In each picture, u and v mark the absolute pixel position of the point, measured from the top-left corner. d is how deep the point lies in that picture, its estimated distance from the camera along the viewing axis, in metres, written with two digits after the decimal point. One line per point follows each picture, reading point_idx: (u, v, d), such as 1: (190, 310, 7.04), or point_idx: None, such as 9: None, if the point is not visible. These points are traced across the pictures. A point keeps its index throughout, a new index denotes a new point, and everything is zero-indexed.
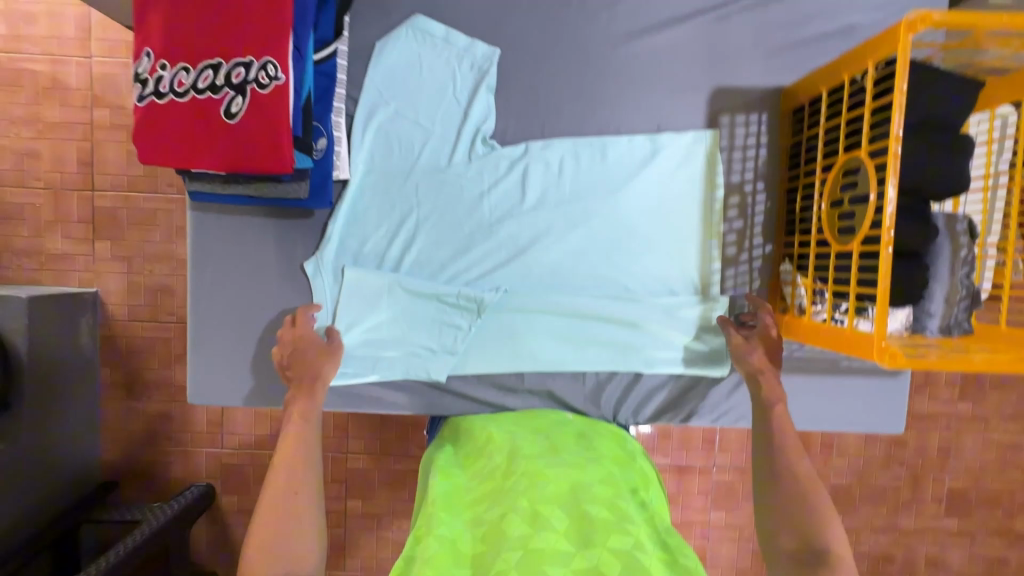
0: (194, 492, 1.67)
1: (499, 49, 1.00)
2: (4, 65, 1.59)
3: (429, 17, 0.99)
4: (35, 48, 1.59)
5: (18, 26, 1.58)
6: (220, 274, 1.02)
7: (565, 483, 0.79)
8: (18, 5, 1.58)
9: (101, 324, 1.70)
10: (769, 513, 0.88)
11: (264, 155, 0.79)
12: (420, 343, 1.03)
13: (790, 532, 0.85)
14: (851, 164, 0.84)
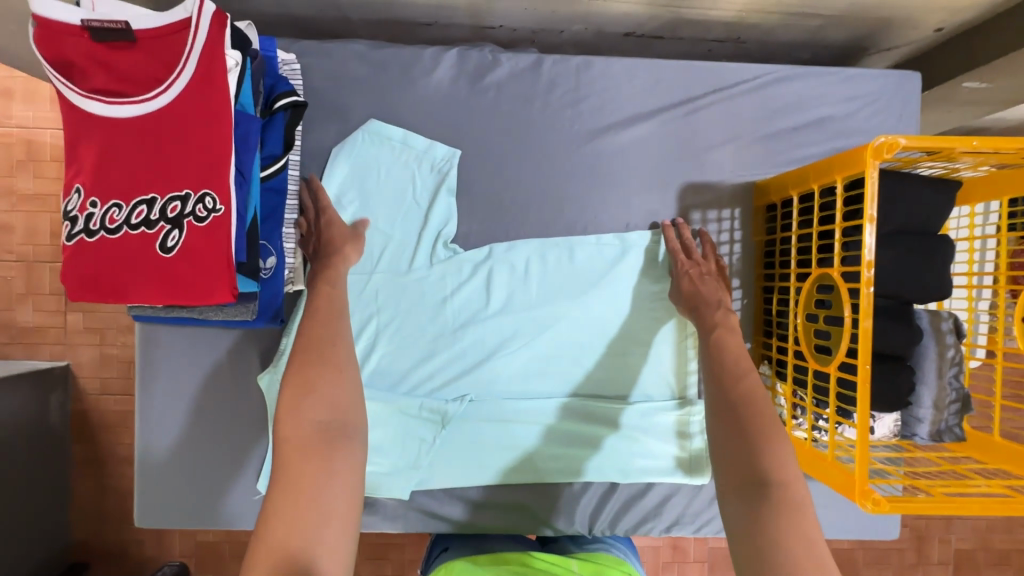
0: (166, 572, 1.61)
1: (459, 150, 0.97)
2: None
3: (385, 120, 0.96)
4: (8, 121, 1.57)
5: None
6: (170, 387, 0.96)
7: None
8: None
9: (72, 398, 1.65)
10: (722, 447, 0.74)
11: (204, 288, 0.75)
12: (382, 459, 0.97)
13: (735, 459, 0.72)
14: (824, 279, 0.79)
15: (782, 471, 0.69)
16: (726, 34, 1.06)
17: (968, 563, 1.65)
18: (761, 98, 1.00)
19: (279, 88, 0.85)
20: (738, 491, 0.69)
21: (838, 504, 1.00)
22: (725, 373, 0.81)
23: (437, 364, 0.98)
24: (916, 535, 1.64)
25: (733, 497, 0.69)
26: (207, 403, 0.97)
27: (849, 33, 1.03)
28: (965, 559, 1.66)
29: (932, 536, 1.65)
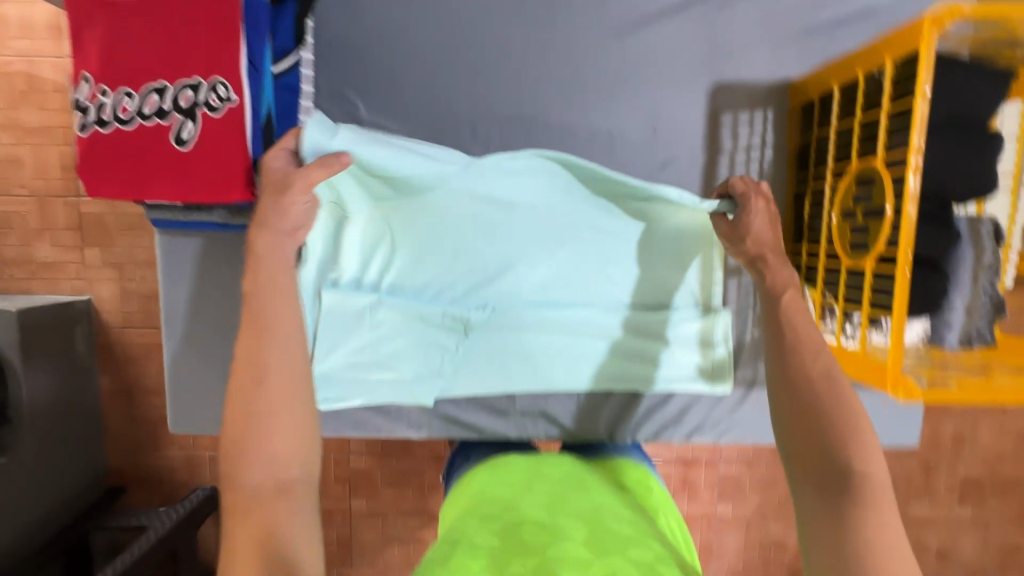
0: (199, 494, 1.70)
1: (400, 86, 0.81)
2: None
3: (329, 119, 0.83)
4: (7, 49, 1.53)
5: None
6: (194, 298, 0.97)
7: (585, 501, 0.74)
8: None
9: (96, 332, 1.68)
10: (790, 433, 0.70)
11: (223, 184, 0.73)
12: (407, 367, 0.98)
13: (812, 448, 0.68)
14: (865, 172, 0.76)
15: (865, 465, 0.65)
16: None
17: (974, 489, 1.69)
18: None
19: None
20: (819, 491, 0.66)
21: None
22: (794, 346, 0.75)
23: (459, 274, 0.97)
24: (924, 462, 1.67)
25: (810, 490, 0.66)
26: (230, 315, 0.97)
27: None
28: (971, 485, 1.69)
29: (940, 463, 1.67)
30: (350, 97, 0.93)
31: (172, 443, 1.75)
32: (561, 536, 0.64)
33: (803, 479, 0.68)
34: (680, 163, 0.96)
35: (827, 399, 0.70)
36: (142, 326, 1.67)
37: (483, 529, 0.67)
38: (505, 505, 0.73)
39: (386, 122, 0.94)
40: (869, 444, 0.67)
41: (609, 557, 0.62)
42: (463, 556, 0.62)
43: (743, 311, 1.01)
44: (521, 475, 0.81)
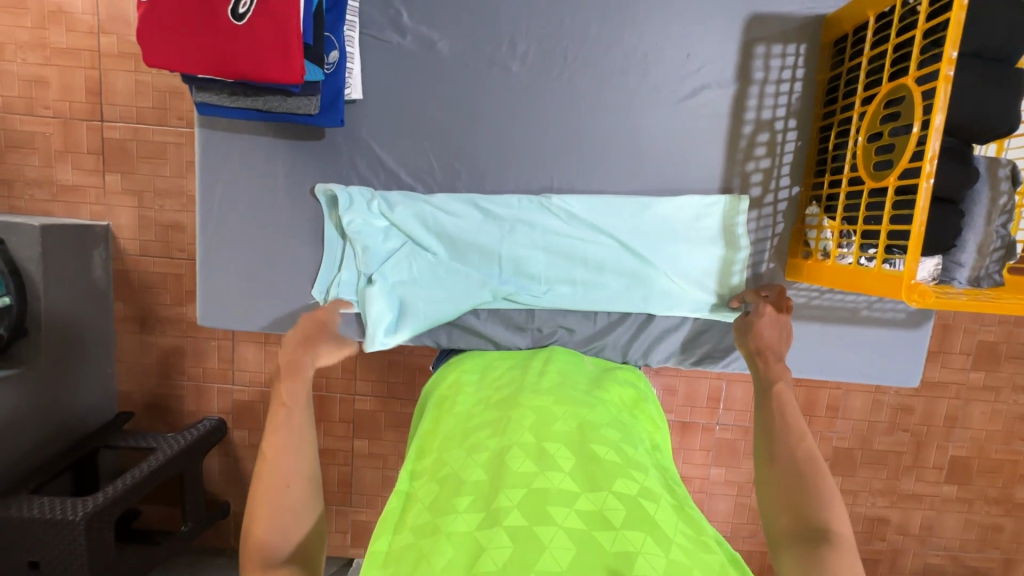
0: (207, 424, 1.75)
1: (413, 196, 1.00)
2: None
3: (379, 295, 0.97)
4: None
5: None
6: (229, 197, 1.00)
7: (567, 424, 0.75)
8: None
9: (114, 258, 1.70)
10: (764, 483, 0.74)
11: (273, 59, 0.76)
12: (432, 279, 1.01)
13: (786, 508, 0.69)
14: (892, 95, 0.78)
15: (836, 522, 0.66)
16: None
17: (962, 468, 1.73)
18: None
19: None
20: (791, 541, 0.66)
21: (859, 352, 1.06)
22: (782, 433, 0.77)
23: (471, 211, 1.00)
24: (915, 439, 1.71)
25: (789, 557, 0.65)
26: (265, 212, 1.01)
27: None
28: (960, 465, 1.73)
29: (931, 442, 1.71)
30: (395, 4, 0.95)
31: (182, 373, 1.79)
32: (548, 466, 0.67)
33: (776, 523, 0.69)
34: (710, 91, 0.99)
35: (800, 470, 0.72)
36: (160, 254, 1.70)
37: (471, 462, 0.70)
38: (490, 433, 0.74)
39: (427, 32, 0.96)
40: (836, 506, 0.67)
41: (598, 487, 0.65)
42: (455, 494, 0.66)
43: (764, 243, 1.03)
44: (503, 401, 0.82)
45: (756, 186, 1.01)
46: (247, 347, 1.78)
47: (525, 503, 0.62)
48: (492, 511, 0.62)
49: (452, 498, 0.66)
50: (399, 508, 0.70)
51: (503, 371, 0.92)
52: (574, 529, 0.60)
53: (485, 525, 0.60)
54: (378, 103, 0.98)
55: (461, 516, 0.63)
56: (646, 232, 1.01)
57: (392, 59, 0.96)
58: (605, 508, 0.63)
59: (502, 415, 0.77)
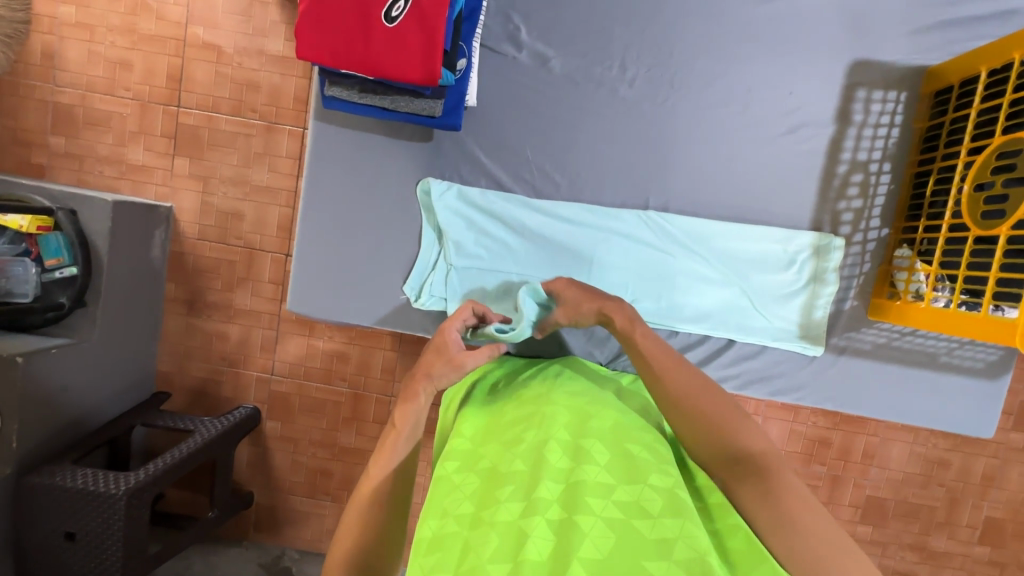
0: (242, 411, 1.75)
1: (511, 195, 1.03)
2: None
3: (470, 271, 1.04)
4: None
5: None
6: (333, 189, 1.03)
7: (603, 421, 0.77)
8: None
9: (172, 239, 1.73)
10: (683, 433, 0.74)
11: (415, 60, 0.80)
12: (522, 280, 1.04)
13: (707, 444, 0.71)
14: (1006, 147, 0.81)
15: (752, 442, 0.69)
16: None
17: (995, 529, 1.70)
18: None
19: None
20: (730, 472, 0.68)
21: (933, 395, 1.06)
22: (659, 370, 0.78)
23: (570, 222, 1.03)
24: (950, 496, 1.68)
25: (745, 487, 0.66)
26: (366, 206, 1.04)
27: None
28: (993, 527, 1.70)
29: (967, 500, 1.69)
30: (514, 20, 0.99)
31: (223, 358, 1.80)
32: (583, 461, 0.69)
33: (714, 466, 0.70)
34: (808, 129, 1.02)
35: (714, 399, 0.74)
36: (217, 240, 1.72)
37: (510, 454, 0.72)
38: (523, 426, 0.76)
39: (543, 48, 1.00)
40: (751, 426, 0.71)
41: (633, 482, 0.67)
42: (496, 484, 0.68)
43: (852, 283, 1.04)
44: (535, 395, 0.84)
45: (846, 224, 1.03)
46: (290, 339, 1.79)
47: (564, 495, 0.65)
48: (533, 500, 0.64)
49: (490, 488, 0.68)
50: (441, 494, 0.73)
51: (536, 370, 0.94)
52: (611, 517, 0.62)
53: (527, 514, 0.62)
54: (484, 112, 1.01)
55: (504, 506, 0.65)
56: (737, 259, 1.03)
57: (503, 72, 1.00)
58: (641, 501, 0.65)
59: (536, 409, 0.79)
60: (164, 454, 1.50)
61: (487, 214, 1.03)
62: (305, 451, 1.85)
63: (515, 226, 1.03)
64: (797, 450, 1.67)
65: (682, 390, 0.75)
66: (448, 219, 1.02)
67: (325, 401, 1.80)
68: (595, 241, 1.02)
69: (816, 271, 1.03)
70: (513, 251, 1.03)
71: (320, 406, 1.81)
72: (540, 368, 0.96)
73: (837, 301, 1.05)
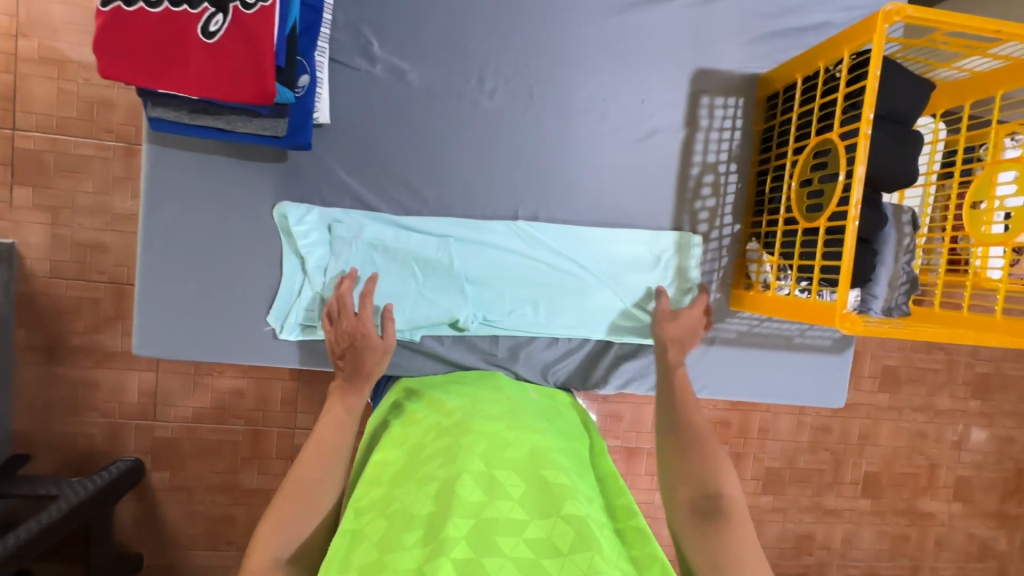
0: (121, 464, 1.56)
1: (377, 215, 0.99)
2: None
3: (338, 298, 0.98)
4: None
5: None
6: (179, 217, 0.94)
7: (520, 448, 0.75)
8: None
9: (17, 279, 1.51)
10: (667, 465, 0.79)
11: (242, 79, 0.74)
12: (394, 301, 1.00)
13: (686, 482, 0.75)
14: (820, 147, 0.89)
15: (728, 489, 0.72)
16: None
17: (874, 483, 1.89)
18: None
19: None
20: (692, 517, 0.70)
21: (794, 374, 1.15)
22: (684, 404, 0.87)
23: (447, 245, 1.01)
24: (835, 458, 1.86)
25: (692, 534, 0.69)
26: (220, 234, 0.96)
27: None
28: (872, 481, 1.89)
29: (848, 460, 1.87)
30: (366, 33, 0.96)
31: (93, 409, 1.60)
32: (497, 496, 0.65)
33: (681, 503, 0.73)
34: (662, 135, 1.07)
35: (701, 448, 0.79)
36: (75, 277, 1.53)
37: (421, 494, 0.68)
38: (439, 463, 0.72)
39: (398, 61, 0.98)
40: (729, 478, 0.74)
41: (547, 514, 0.64)
42: (402, 528, 0.63)
43: (713, 277, 1.11)
44: (453, 423, 0.81)
45: (703, 223, 1.10)
46: (172, 379, 1.62)
47: (472, 534, 0.60)
48: (438, 542, 0.59)
49: (399, 532, 0.63)
50: (346, 545, 0.66)
51: (454, 395, 0.91)
52: (520, 557, 0.59)
53: (430, 558, 0.57)
54: (344, 127, 0.97)
55: (408, 550, 0.60)
56: (606, 262, 1.07)
57: (361, 85, 0.97)
58: (553, 536, 0.62)
59: (452, 442, 0.76)
60: (16, 530, 1.28)
61: (353, 239, 0.98)
62: (201, 500, 1.68)
63: (387, 250, 0.99)
64: None
65: (693, 423, 0.83)
66: (313, 248, 0.97)
67: (220, 443, 1.66)
68: (468, 254, 1.02)
69: (680, 271, 1.09)
70: (383, 272, 1.00)
71: (214, 449, 1.66)
72: (454, 391, 0.93)
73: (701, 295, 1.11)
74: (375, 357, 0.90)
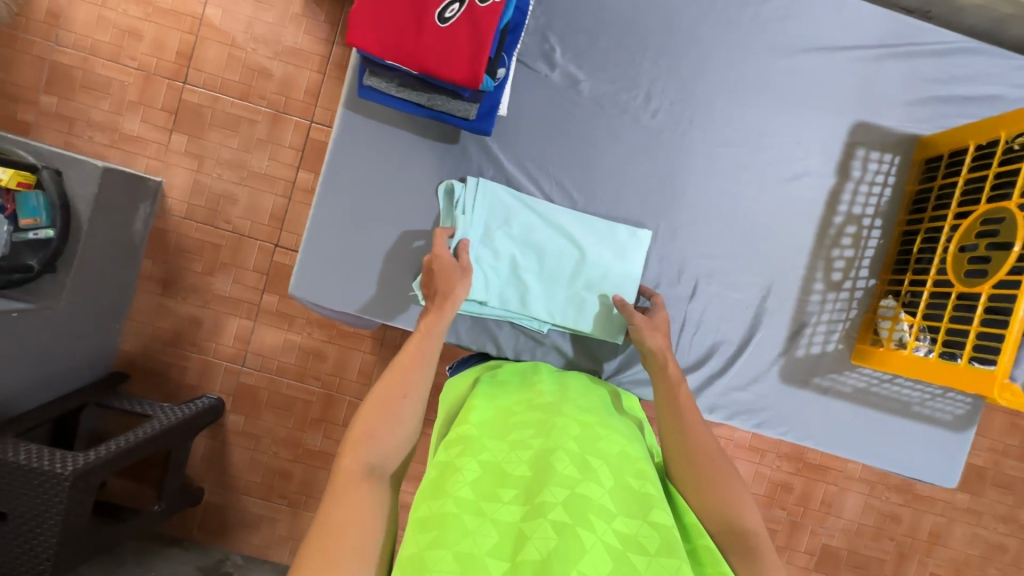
0: (205, 401, 1.65)
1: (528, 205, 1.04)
2: None
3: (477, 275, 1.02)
4: None
5: None
6: (354, 178, 1.03)
7: (612, 445, 0.78)
8: None
9: (156, 214, 1.67)
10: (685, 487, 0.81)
11: (460, 62, 0.82)
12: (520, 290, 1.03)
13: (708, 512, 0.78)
14: (991, 214, 0.88)
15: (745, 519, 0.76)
16: (916, 5, 1.17)
17: None
18: (945, 64, 1.08)
19: None
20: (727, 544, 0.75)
21: (907, 444, 1.12)
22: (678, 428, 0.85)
23: (583, 235, 1.04)
24: (899, 549, 1.75)
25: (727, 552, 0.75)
26: (384, 200, 1.04)
27: None
28: None
29: (913, 554, 1.76)
30: (550, 40, 1.04)
31: (193, 343, 1.72)
32: (591, 478, 0.69)
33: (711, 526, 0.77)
34: (810, 178, 1.09)
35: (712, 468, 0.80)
36: (205, 221, 1.67)
37: (515, 457, 0.73)
38: (533, 433, 0.77)
39: (574, 70, 1.05)
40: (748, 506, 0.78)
41: (633, 516, 0.68)
42: (499, 482, 0.69)
43: (838, 327, 1.10)
44: (545, 401, 0.85)
45: (838, 271, 1.09)
46: (266, 330, 1.73)
47: (568, 505, 0.64)
48: (536, 504, 0.65)
49: (494, 484, 0.69)
50: (441, 478, 0.72)
51: (545, 377, 0.94)
52: (611, 545, 0.63)
53: (529, 517, 0.63)
54: (513, 122, 1.04)
55: (505, 506, 0.66)
56: (732, 290, 1.09)
57: (532, 86, 1.04)
58: (639, 537, 0.66)
59: (546, 416, 0.80)
60: (116, 439, 1.38)
61: (500, 220, 1.03)
62: (266, 450, 1.76)
63: (524, 234, 1.03)
64: (761, 492, 1.71)
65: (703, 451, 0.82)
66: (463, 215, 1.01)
67: (295, 399, 1.74)
68: (593, 257, 1.04)
69: (798, 312, 1.09)
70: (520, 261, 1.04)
71: (289, 404, 1.75)
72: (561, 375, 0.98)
73: (822, 343, 1.10)
74: (454, 276, 0.94)
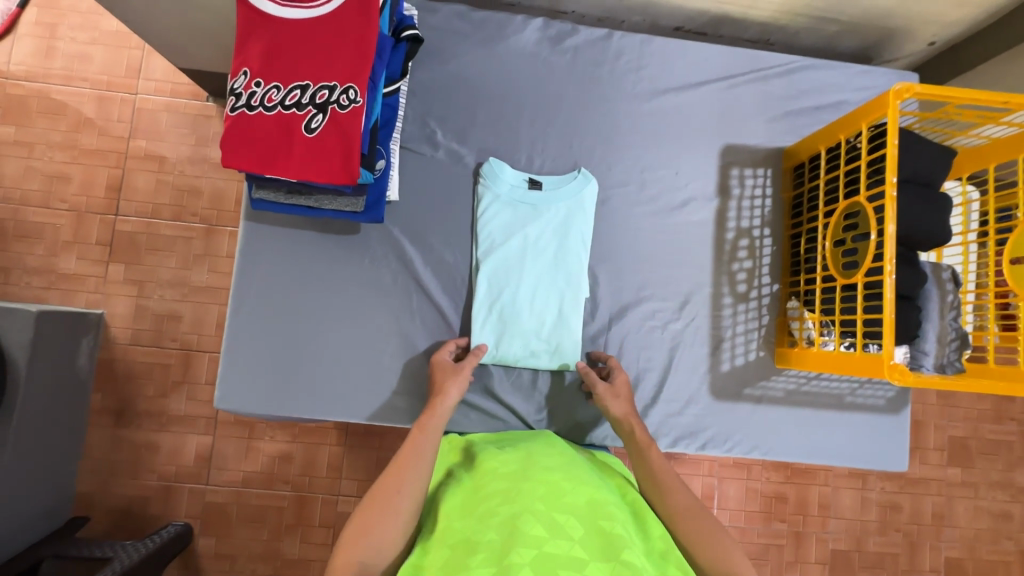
0: (171, 529, 1.54)
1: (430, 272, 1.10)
2: (48, 96, 1.66)
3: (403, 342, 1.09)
4: (86, 83, 1.68)
5: (70, 64, 1.67)
6: (267, 283, 1.07)
7: (578, 496, 0.78)
8: (70, 46, 1.67)
9: (100, 346, 1.64)
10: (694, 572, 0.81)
11: (333, 163, 0.89)
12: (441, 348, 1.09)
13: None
14: (849, 209, 0.95)
15: None
16: (758, 35, 1.30)
17: (957, 571, 1.71)
18: (789, 82, 1.19)
19: (406, 22, 0.97)
20: None
21: (851, 433, 1.13)
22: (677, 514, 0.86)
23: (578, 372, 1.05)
24: (908, 540, 1.71)
25: None
26: (302, 298, 1.08)
27: (860, 40, 1.26)
28: (954, 567, 1.72)
29: (924, 542, 1.71)
30: (430, 124, 1.12)
31: (152, 472, 1.64)
32: (557, 533, 0.69)
33: None
34: (696, 203, 1.16)
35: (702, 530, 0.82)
36: (150, 344, 1.65)
37: (483, 526, 0.73)
38: (501, 501, 0.78)
39: (458, 147, 1.12)
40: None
41: (607, 558, 0.68)
42: (466, 552, 0.70)
43: (756, 335, 1.14)
44: (511, 468, 0.86)
45: (742, 282, 1.15)
46: (227, 443, 1.67)
47: (535, 563, 0.65)
48: (504, 565, 0.65)
49: (465, 556, 0.69)
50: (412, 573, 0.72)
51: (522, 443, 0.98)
52: None
53: None
54: (409, 202, 1.10)
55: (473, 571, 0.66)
56: (648, 318, 1.13)
57: (422, 166, 1.11)
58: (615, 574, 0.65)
59: (513, 484, 0.81)
60: None
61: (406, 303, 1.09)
62: (243, 570, 1.65)
63: (424, 320, 1.10)
64: (757, 509, 1.66)
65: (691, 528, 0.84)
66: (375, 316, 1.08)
67: (266, 509, 1.65)
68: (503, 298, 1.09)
69: (715, 328, 1.13)
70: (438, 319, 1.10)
71: (260, 515, 1.65)
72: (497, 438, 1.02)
73: (744, 353, 1.13)
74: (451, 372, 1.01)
